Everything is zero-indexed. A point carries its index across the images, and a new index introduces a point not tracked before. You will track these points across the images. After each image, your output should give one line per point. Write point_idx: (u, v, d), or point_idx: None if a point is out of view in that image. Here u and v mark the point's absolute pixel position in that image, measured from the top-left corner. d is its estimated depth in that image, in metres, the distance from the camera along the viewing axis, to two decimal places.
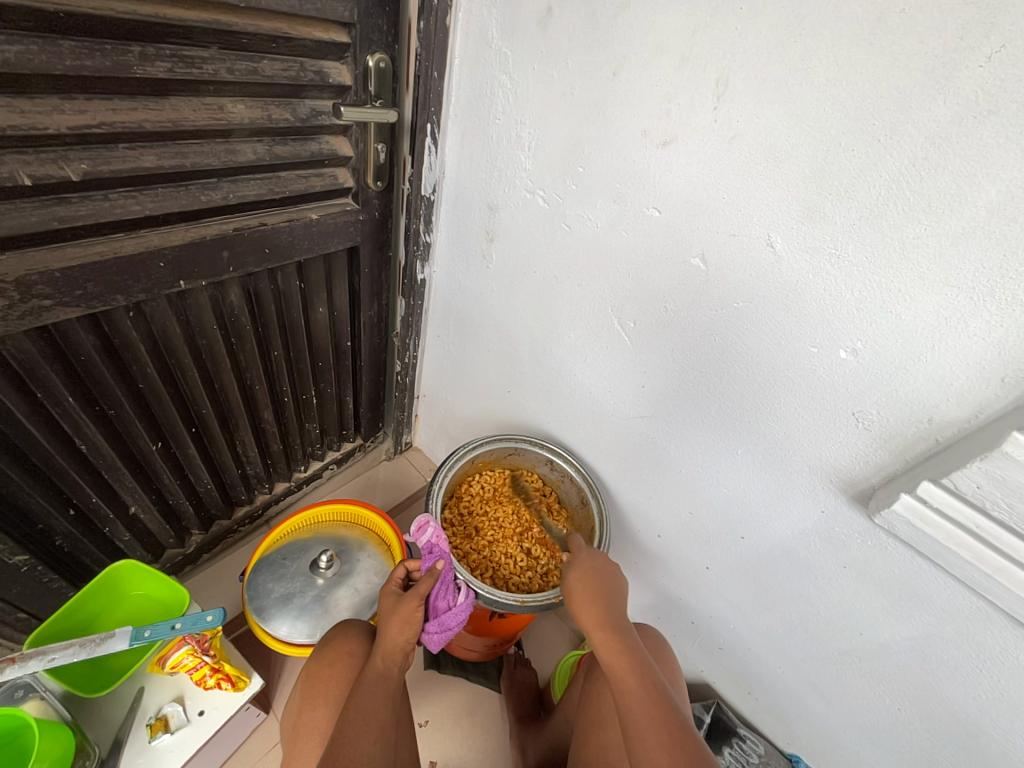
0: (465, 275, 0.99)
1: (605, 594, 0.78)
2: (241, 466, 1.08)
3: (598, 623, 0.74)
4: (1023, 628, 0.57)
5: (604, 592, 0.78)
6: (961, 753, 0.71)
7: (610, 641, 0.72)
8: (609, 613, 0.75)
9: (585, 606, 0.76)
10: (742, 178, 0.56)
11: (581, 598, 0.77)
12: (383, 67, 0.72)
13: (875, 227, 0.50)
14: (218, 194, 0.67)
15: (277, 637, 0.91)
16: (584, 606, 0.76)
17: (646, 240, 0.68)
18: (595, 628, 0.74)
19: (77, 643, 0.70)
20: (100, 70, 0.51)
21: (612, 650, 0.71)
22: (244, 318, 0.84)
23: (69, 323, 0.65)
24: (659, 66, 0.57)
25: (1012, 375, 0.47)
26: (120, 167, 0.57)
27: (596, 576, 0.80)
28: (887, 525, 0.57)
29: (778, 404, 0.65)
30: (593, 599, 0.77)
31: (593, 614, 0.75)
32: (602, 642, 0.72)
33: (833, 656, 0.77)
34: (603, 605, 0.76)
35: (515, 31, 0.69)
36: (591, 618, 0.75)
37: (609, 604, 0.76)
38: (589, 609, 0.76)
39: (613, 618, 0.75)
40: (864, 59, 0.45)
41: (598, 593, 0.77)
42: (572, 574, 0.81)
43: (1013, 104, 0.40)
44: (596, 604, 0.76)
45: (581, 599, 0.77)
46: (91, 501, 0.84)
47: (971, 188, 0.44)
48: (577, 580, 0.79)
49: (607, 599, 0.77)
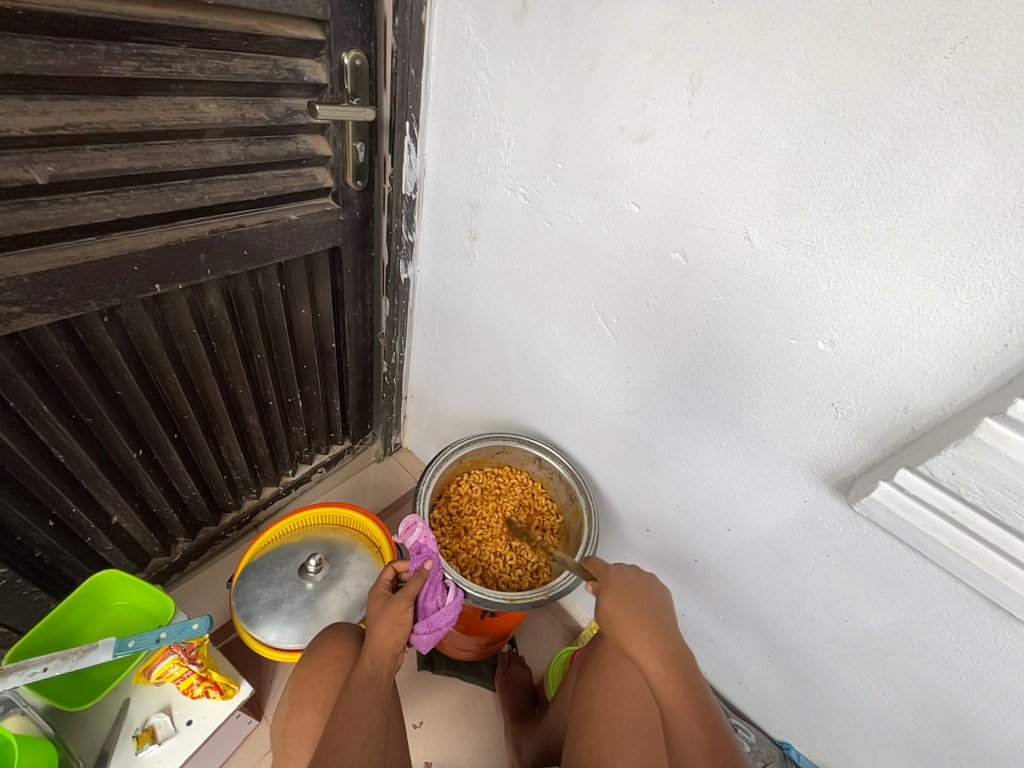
0: (449, 274, 0.98)
1: (654, 614, 0.71)
2: (226, 471, 1.07)
3: (652, 653, 0.68)
4: (1000, 611, 0.58)
5: (652, 614, 0.71)
6: (945, 735, 0.72)
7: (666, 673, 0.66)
8: (661, 639, 0.69)
9: (632, 635, 0.70)
10: (720, 172, 0.56)
11: (627, 623, 0.71)
12: (359, 65, 0.71)
13: (848, 220, 0.50)
14: (192, 195, 0.66)
15: (266, 643, 0.90)
16: (631, 634, 0.70)
17: (627, 236, 0.68)
18: (648, 657, 0.68)
19: (60, 655, 0.69)
20: (63, 70, 0.50)
21: (671, 685, 0.65)
22: (225, 321, 0.83)
23: (41, 329, 0.64)
24: (635, 60, 0.57)
25: (983, 362, 0.48)
26: (89, 169, 0.56)
27: (637, 596, 0.74)
28: (867, 513, 0.58)
29: (761, 397, 0.65)
30: (642, 624, 0.70)
31: (645, 642, 0.69)
32: (657, 674, 0.66)
33: (820, 644, 0.78)
34: (655, 632, 0.69)
35: (491, 28, 0.68)
36: (644, 648, 0.68)
37: (659, 627, 0.70)
38: (638, 636, 0.69)
39: (667, 645, 0.68)
40: (834, 51, 0.45)
41: (647, 616, 0.71)
42: (608, 597, 0.74)
43: (978, 95, 0.40)
44: (644, 630, 0.70)
45: (625, 624, 0.71)
46: (71, 512, 0.82)
47: (941, 178, 0.44)
48: (618, 603, 0.73)
49: (657, 620, 0.71)
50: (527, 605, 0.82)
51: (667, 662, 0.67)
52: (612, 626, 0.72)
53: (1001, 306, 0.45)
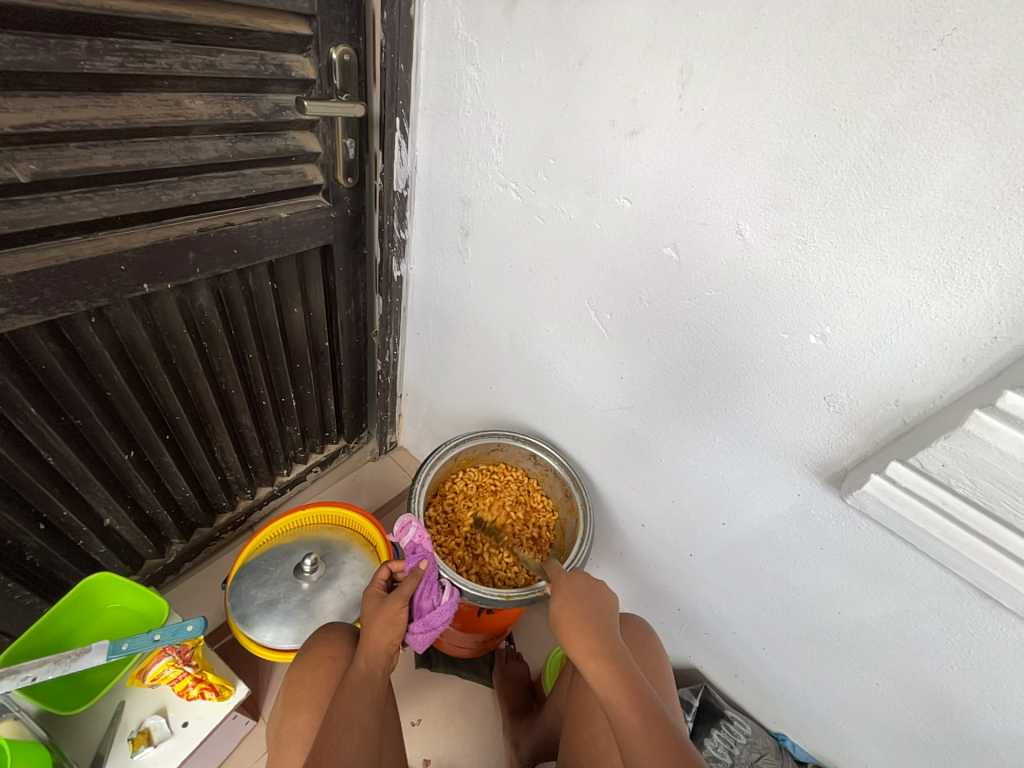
0: (442, 272, 0.98)
1: (598, 617, 0.72)
2: (220, 472, 1.06)
3: (590, 652, 0.68)
4: (991, 601, 0.58)
5: (592, 620, 0.72)
6: (937, 724, 0.72)
7: (609, 679, 0.65)
8: (601, 640, 0.69)
9: (575, 636, 0.71)
10: (710, 166, 0.56)
11: (570, 625, 0.72)
12: (348, 60, 0.70)
13: (839, 213, 0.50)
14: (180, 193, 0.66)
15: (262, 644, 0.90)
16: (573, 634, 0.71)
17: (619, 232, 0.68)
18: (589, 661, 0.67)
19: (53, 659, 0.68)
20: (44, 66, 0.49)
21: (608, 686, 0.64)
22: (215, 320, 0.82)
23: (27, 330, 0.63)
24: (625, 53, 0.57)
25: (972, 354, 0.48)
26: (73, 167, 0.55)
27: (580, 597, 0.75)
28: (859, 505, 0.58)
29: (754, 392, 0.65)
30: (581, 626, 0.71)
31: (583, 643, 0.69)
32: (596, 678, 0.66)
33: (814, 635, 0.78)
34: (594, 632, 0.70)
35: (480, 22, 0.68)
36: (582, 648, 0.69)
37: (598, 628, 0.71)
38: (578, 637, 0.70)
39: (607, 644, 0.69)
40: (823, 43, 0.45)
41: (589, 618, 0.72)
42: (557, 603, 0.76)
43: (966, 87, 0.40)
44: (585, 630, 0.71)
45: (567, 625, 0.72)
46: (61, 514, 0.81)
47: (929, 171, 0.44)
48: (563, 604, 0.75)
49: (597, 622, 0.72)
50: (522, 602, 0.82)
51: (606, 661, 0.67)
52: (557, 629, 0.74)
53: (989, 298, 0.45)
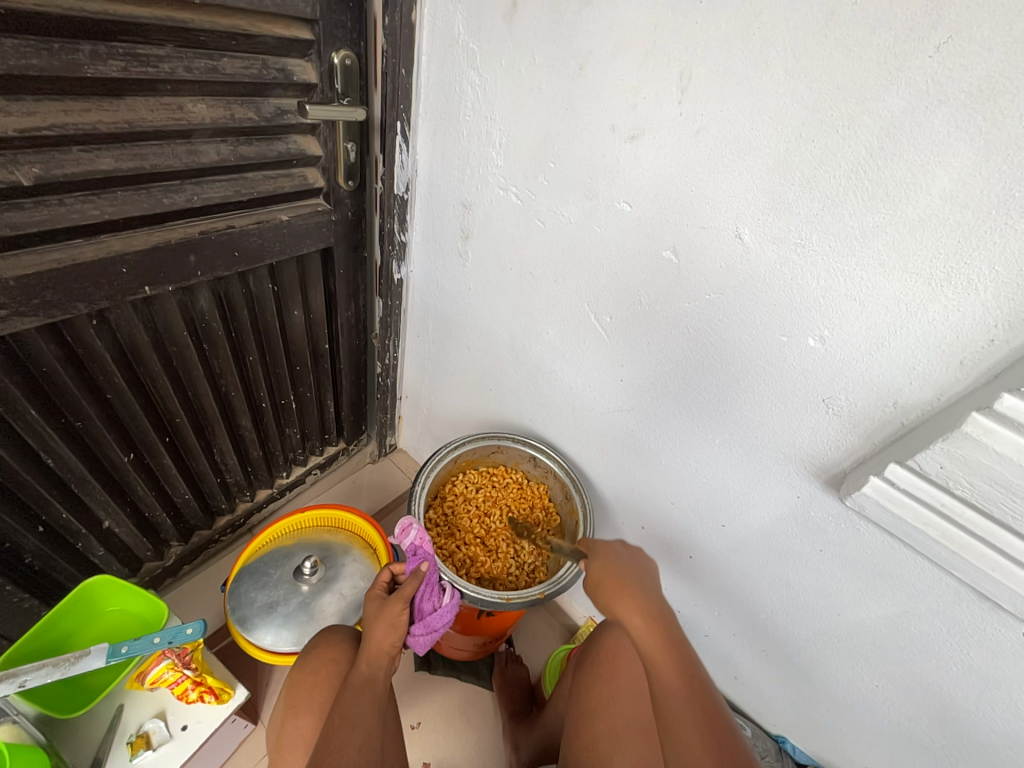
0: (442, 275, 0.98)
1: (645, 585, 0.73)
2: (220, 474, 1.06)
3: (636, 611, 0.69)
4: (990, 602, 0.58)
5: (634, 582, 0.73)
6: (937, 727, 0.72)
7: (659, 651, 0.66)
8: (647, 601, 0.71)
9: (617, 596, 0.72)
10: (710, 170, 0.56)
11: (609, 583, 0.74)
12: (349, 64, 0.71)
13: (837, 218, 0.50)
14: (182, 196, 0.66)
15: (262, 646, 0.90)
16: (611, 593, 0.73)
17: (619, 235, 0.68)
18: (634, 618, 0.69)
19: (51, 662, 0.67)
20: (49, 70, 0.50)
21: (652, 642, 0.67)
22: (216, 322, 0.82)
23: (28, 332, 0.63)
24: (624, 60, 0.57)
25: (970, 357, 0.48)
26: (75, 170, 0.56)
27: (621, 562, 0.77)
28: (858, 507, 0.58)
29: (753, 394, 0.66)
30: (627, 586, 0.72)
31: (628, 602, 0.71)
32: (641, 634, 0.68)
33: (813, 637, 0.78)
34: (638, 592, 0.72)
35: (481, 27, 0.68)
36: (627, 607, 0.70)
37: (642, 589, 0.72)
38: (623, 597, 0.71)
39: (651, 605, 0.70)
40: (821, 50, 0.45)
41: (632, 582, 0.73)
42: (597, 562, 0.78)
43: (962, 93, 0.41)
44: (627, 591, 0.72)
45: (607, 588, 0.74)
46: (61, 517, 0.81)
47: (925, 177, 0.45)
48: (604, 565, 0.77)
49: (639, 583, 0.73)
50: (523, 605, 0.83)
51: (653, 629, 0.68)
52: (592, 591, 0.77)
53: (986, 301, 0.46)
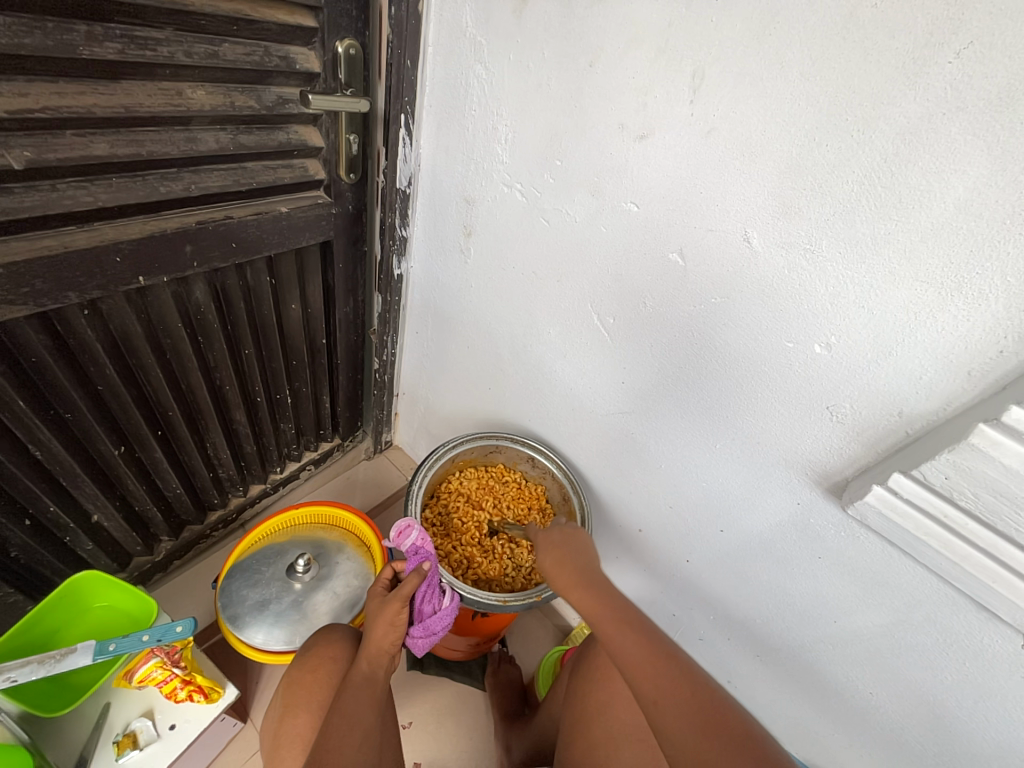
0: (442, 271, 0.97)
1: (578, 560, 0.79)
2: (213, 469, 1.05)
3: (568, 580, 0.77)
4: (988, 613, 0.58)
5: (567, 553, 0.81)
6: (931, 735, 0.72)
7: (595, 605, 0.72)
8: (577, 568, 0.78)
9: (556, 575, 0.79)
10: (720, 173, 0.55)
11: (550, 566, 0.80)
12: (353, 54, 0.69)
13: (848, 224, 0.50)
14: (179, 184, 0.64)
15: (254, 645, 0.88)
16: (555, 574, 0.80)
17: (624, 236, 0.67)
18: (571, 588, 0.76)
19: (36, 660, 0.66)
20: (41, 50, 0.48)
21: (589, 601, 0.74)
22: (212, 315, 0.81)
23: (17, 321, 0.61)
24: (636, 58, 0.56)
25: (978, 369, 0.48)
26: (68, 155, 0.54)
27: (559, 543, 0.83)
28: (860, 517, 0.58)
29: (756, 400, 0.65)
30: (557, 560, 0.80)
31: (561, 573, 0.78)
32: (578, 598, 0.75)
33: (809, 644, 0.78)
34: (572, 562, 0.79)
35: (489, 20, 0.67)
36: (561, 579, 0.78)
37: (575, 558, 0.80)
38: (555, 569, 0.79)
39: (583, 570, 0.78)
40: (838, 53, 0.44)
41: (569, 560, 0.80)
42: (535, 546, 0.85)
43: (980, 101, 0.40)
44: (564, 567, 0.79)
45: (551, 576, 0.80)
46: (48, 511, 0.79)
47: (940, 184, 0.44)
48: (546, 552, 0.82)
49: (573, 554, 0.81)
50: (519, 607, 0.82)
51: (584, 590, 0.75)
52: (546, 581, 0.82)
53: (996, 312, 0.45)
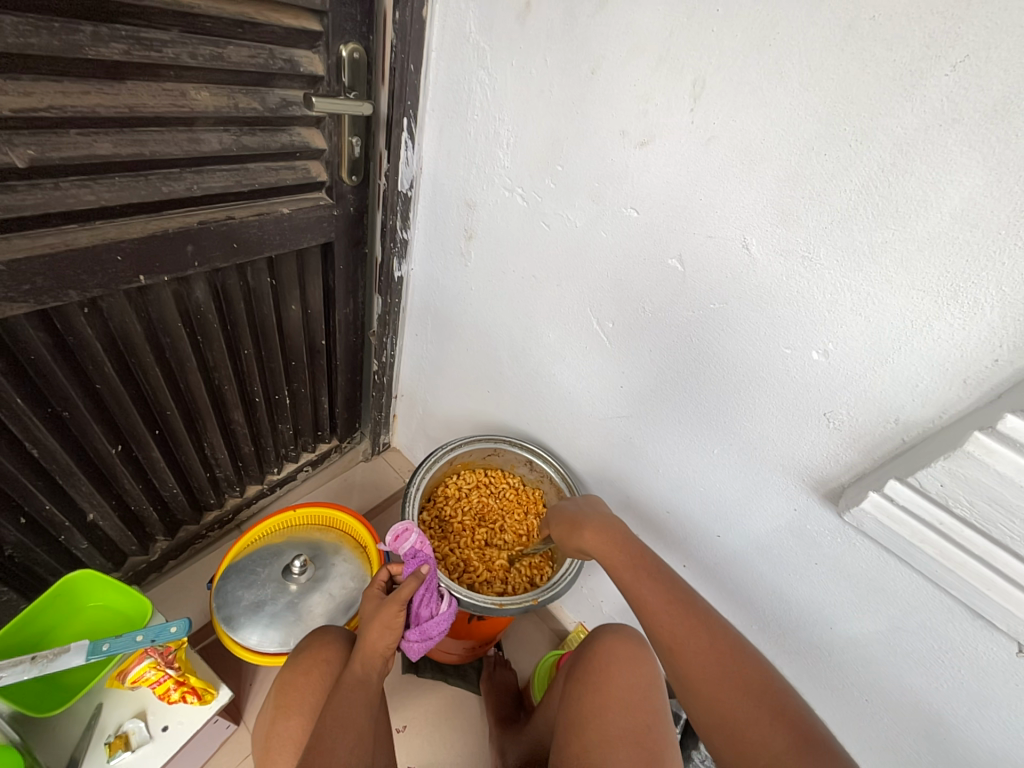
0: (443, 273, 0.97)
1: (581, 518, 0.81)
2: (210, 469, 1.04)
3: (584, 532, 0.79)
4: (982, 620, 0.58)
5: (579, 513, 0.83)
6: (925, 744, 0.72)
7: (612, 554, 0.75)
8: (588, 519, 0.80)
9: (569, 533, 0.82)
10: (719, 181, 0.56)
11: (564, 529, 0.83)
12: (357, 58, 0.69)
13: (846, 231, 0.50)
14: (181, 184, 0.64)
15: (248, 647, 0.88)
16: (568, 535, 0.82)
17: (625, 241, 0.68)
18: (584, 538, 0.78)
19: (29, 659, 0.66)
20: (47, 50, 0.48)
21: (605, 549, 0.76)
22: (212, 314, 0.81)
23: (16, 318, 0.61)
24: (638, 66, 0.57)
25: (973, 377, 0.48)
26: (72, 154, 0.54)
27: (565, 515, 0.84)
28: (855, 522, 0.58)
29: (753, 404, 0.65)
30: (569, 519, 0.83)
31: (572, 531, 0.82)
32: (593, 545, 0.77)
33: (804, 649, 0.78)
34: (583, 517, 0.82)
35: (493, 27, 0.67)
36: (574, 537, 0.81)
37: (586, 512, 0.82)
38: (566, 525, 0.83)
39: (599, 522, 0.79)
40: (836, 64, 0.45)
41: (574, 523, 0.82)
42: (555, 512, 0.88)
43: (976, 112, 0.41)
44: (573, 530, 0.81)
45: (564, 537, 0.82)
46: (44, 509, 0.79)
47: (937, 194, 0.44)
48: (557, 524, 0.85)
49: (586, 511, 0.82)
50: (515, 610, 0.82)
51: (600, 537, 0.77)
52: (563, 545, 0.85)
53: (991, 322, 0.45)
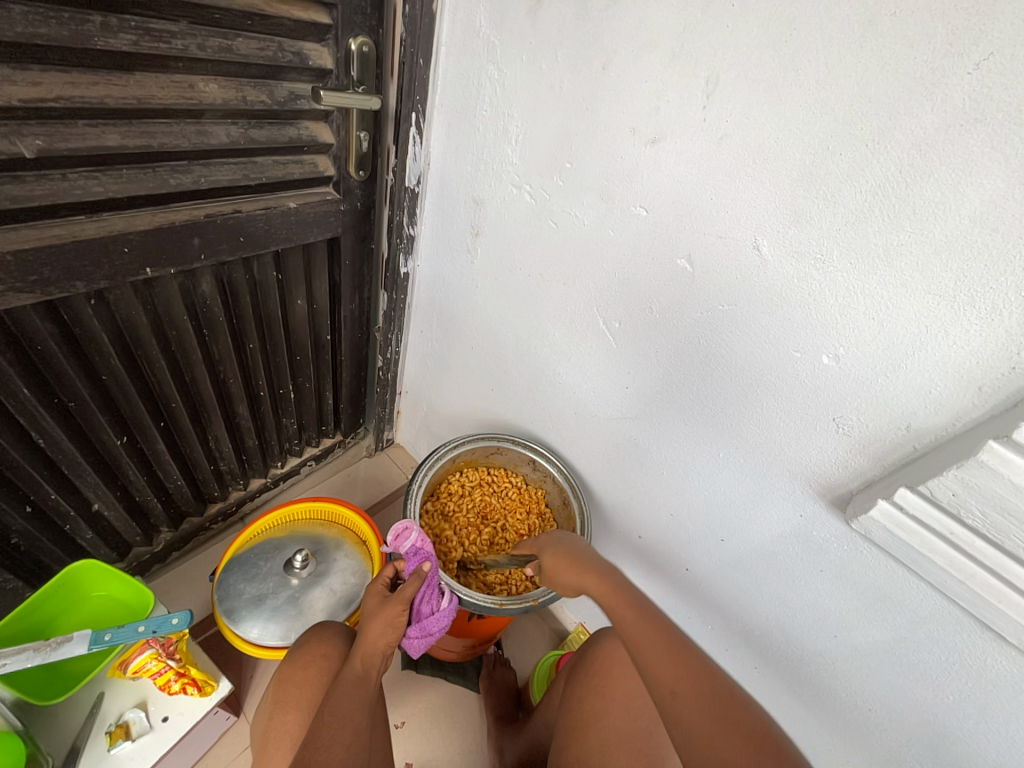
0: (449, 270, 0.96)
1: (581, 557, 0.80)
2: (214, 462, 1.05)
3: (585, 571, 0.78)
4: (992, 633, 0.57)
5: (576, 551, 0.81)
6: (929, 755, 0.70)
7: (612, 594, 0.73)
8: (590, 559, 0.79)
9: (565, 570, 0.80)
10: (732, 180, 0.55)
11: (559, 567, 0.81)
12: (366, 52, 0.69)
13: (861, 233, 0.49)
14: (188, 177, 0.64)
15: (248, 640, 0.88)
16: (563, 574, 0.80)
17: (633, 240, 0.67)
18: (586, 577, 0.77)
19: (33, 647, 0.66)
20: (56, 40, 0.48)
21: (606, 591, 0.74)
22: (218, 308, 0.81)
23: (23, 308, 0.61)
24: (650, 62, 0.56)
25: (989, 384, 0.47)
26: (80, 145, 0.54)
27: (562, 550, 0.83)
28: (863, 530, 0.57)
29: (762, 408, 0.64)
30: (566, 556, 0.81)
31: (569, 568, 0.80)
32: (596, 585, 0.76)
33: (806, 656, 0.77)
34: (584, 556, 0.80)
35: (504, 20, 0.66)
36: (571, 574, 0.79)
37: (586, 554, 0.81)
38: (563, 562, 0.80)
39: (600, 564, 0.78)
40: (855, 61, 0.44)
41: (573, 560, 0.80)
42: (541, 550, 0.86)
43: (1000, 112, 0.39)
44: (572, 567, 0.79)
45: (561, 570, 0.80)
46: (50, 498, 0.80)
47: (956, 196, 0.43)
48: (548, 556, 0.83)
49: (586, 552, 0.81)
50: (515, 611, 0.82)
51: (601, 578, 0.76)
52: (553, 580, 0.82)
53: (1010, 328, 0.44)
